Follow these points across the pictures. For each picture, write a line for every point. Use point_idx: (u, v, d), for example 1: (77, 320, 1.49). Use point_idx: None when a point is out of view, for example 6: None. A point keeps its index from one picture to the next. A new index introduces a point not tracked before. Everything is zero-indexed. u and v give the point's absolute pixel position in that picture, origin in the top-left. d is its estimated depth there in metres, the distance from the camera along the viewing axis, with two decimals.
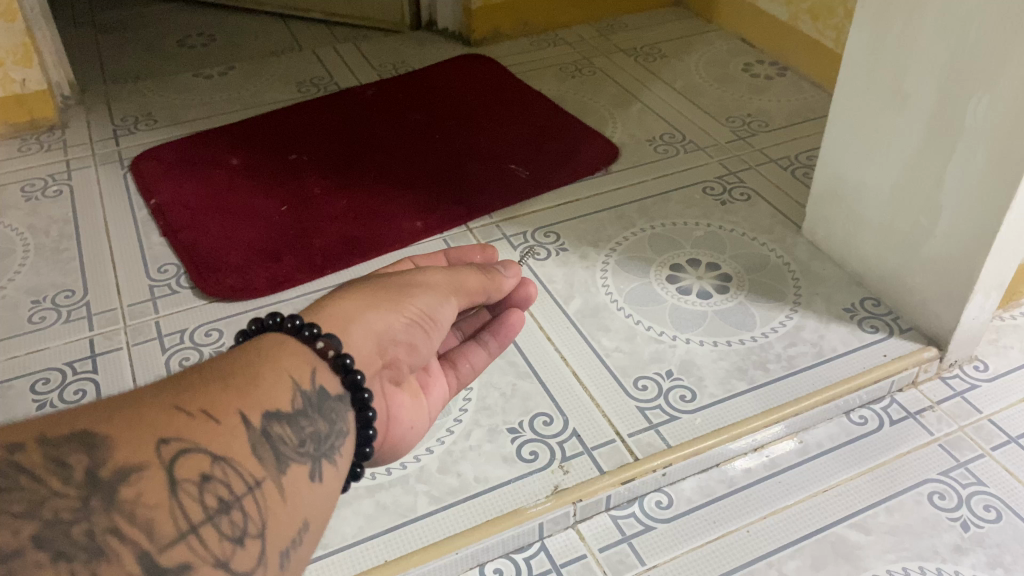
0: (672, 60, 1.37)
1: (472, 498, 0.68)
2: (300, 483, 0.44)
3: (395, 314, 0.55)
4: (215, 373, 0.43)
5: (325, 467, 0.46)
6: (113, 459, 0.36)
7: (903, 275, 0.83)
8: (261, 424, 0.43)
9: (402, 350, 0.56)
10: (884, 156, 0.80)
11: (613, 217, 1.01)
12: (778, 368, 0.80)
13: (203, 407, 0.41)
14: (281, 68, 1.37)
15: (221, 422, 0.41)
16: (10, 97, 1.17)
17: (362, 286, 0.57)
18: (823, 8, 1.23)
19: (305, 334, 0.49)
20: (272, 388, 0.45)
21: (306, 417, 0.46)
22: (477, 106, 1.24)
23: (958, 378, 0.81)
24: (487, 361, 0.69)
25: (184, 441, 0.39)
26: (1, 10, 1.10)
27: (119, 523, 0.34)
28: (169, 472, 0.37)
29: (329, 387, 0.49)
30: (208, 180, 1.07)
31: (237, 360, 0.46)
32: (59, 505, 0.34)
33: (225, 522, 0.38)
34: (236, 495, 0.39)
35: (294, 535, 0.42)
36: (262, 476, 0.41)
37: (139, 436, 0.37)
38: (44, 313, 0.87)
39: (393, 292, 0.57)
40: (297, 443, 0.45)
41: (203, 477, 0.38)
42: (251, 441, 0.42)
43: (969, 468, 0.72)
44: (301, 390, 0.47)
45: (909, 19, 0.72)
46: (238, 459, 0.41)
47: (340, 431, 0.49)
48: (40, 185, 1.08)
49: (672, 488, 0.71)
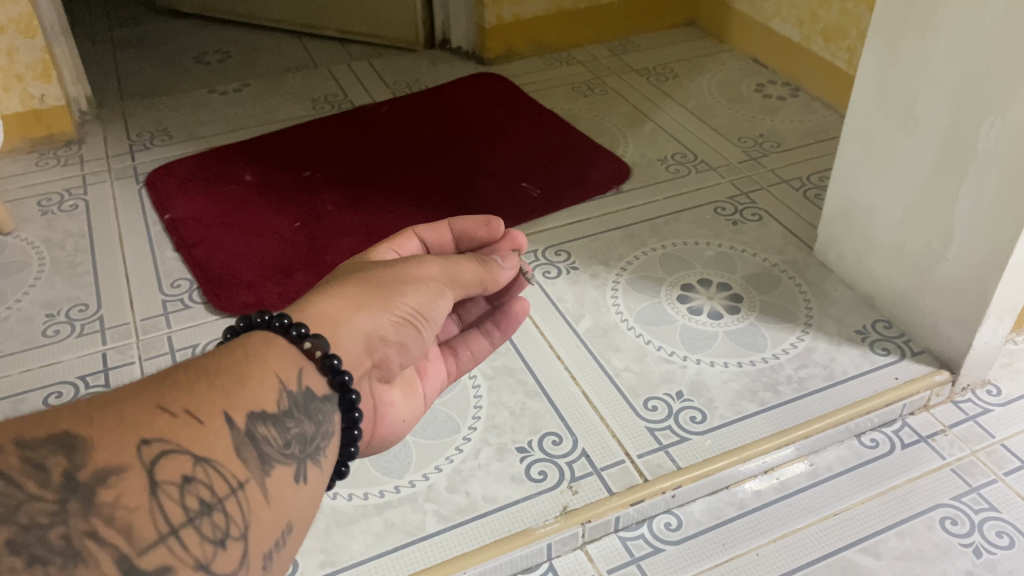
0: (685, 80, 1.37)
1: (478, 518, 0.68)
2: (285, 486, 0.44)
3: (387, 319, 0.55)
4: (200, 369, 0.43)
5: (310, 468, 0.47)
6: (92, 461, 0.36)
7: (914, 298, 0.82)
8: (245, 425, 0.43)
9: (394, 351, 0.56)
10: (895, 179, 0.80)
11: (624, 236, 1.01)
12: (789, 390, 0.79)
13: (187, 407, 0.41)
14: (297, 86, 1.38)
15: (205, 423, 0.41)
16: (29, 113, 1.18)
17: (353, 284, 0.55)
18: (835, 30, 1.24)
19: (292, 334, 0.50)
20: (258, 388, 0.45)
21: (292, 418, 0.47)
22: (489, 124, 1.24)
23: (970, 403, 0.80)
24: (489, 351, 0.69)
25: (166, 442, 0.39)
26: (22, 26, 1.12)
27: (97, 526, 0.35)
28: (150, 475, 0.37)
29: (315, 387, 0.49)
30: (222, 195, 1.08)
31: (223, 358, 0.46)
32: (36, 509, 0.34)
33: (207, 524, 0.38)
34: (219, 497, 0.40)
35: (277, 537, 0.42)
36: (244, 478, 0.42)
37: (120, 439, 0.37)
38: (58, 327, 0.88)
39: (386, 291, 0.56)
40: (282, 444, 0.45)
41: (185, 479, 0.38)
42: (234, 443, 0.42)
43: (981, 494, 0.71)
44: (287, 391, 0.47)
45: (920, 42, 0.73)
46: (222, 461, 0.41)
47: (326, 432, 0.49)
48: (56, 200, 1.09)
49: (681, 510, 0.71)
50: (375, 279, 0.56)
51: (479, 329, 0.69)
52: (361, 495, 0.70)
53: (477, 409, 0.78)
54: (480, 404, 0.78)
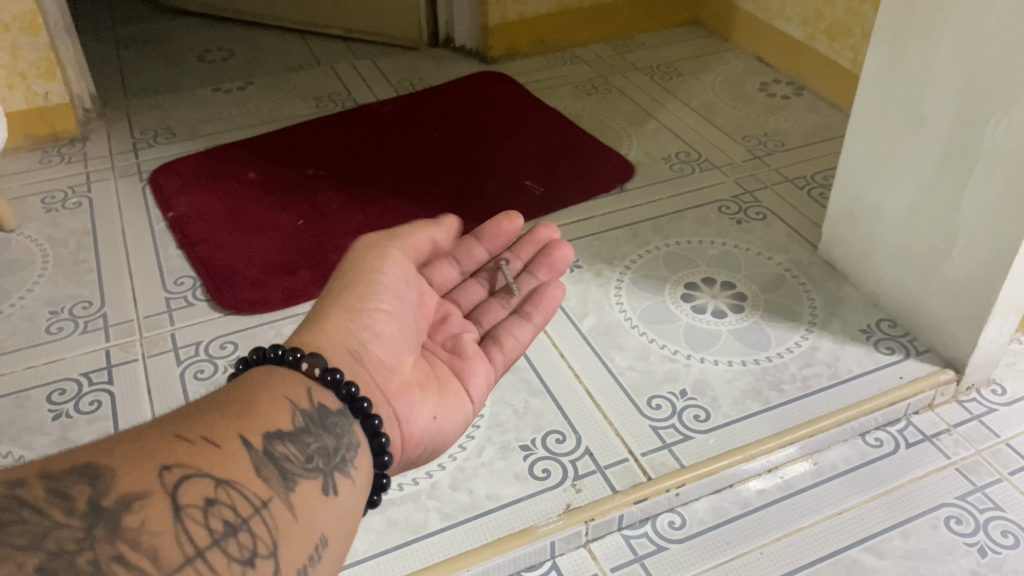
0: (689, 78, 1.37)
1: (482, 515, 0.68)
2: (311, 498, 0.45)
3: (348, 317, 0.58)
4: (212, 403, 0.46)
5: (337, 479, 0.47)
6: (115, 488, 0.37)
7: (919, 297, 0.82)
8: (263, 445, 0.44)
9: (377, 346, 0.58)
10: (899, 177, 0.80)
11: (628, 235, 1.00)
12: (793, 390, 0.79)
13: (202, 433, 0.43)
14: (300, 84, 1.38)
15: (221, 447, 0.42)
16: (33, 111, 1.18)
17: (316, 305, 0.60)
18: (840, 29, 1.23)
19: (289, 359, 0.52)
20: (270, 412, 0.47)
21: (310, 433, 0.48)
22: (493, 122, 1.24)
23: (975, 402, 0.80)
24: (533, 334, 0.69)
25: (186, 468, 0.40)
26: (26, 25, 1.12)
27: (122, 551, 0.35)
28: (173, 498, 0.38)
29: (329, 404, 0.51)
30: (226, 193, 1.08)
31: (234, 392, 0.48)
32: (63, 535, 0.34)
33: (232, 544, 0.39)
34: (244, 517, 0.40)
35: (311, 552, 0.43)
36: (268, 496, 0.43)
37: (141, 466, 0.39)
38: (61, 324, 0.88)
39: (340, 294, 0.59)
40: (303, 460, 0.46)
41: (208, 501, 0.39)
42: (254, 463, 0.43)
43: (986, 493, 0.71)
44: (299, 410, 0.49)
45: (927, 41, 0.72)
46: (242, 481, 0.42)
47: (350, 444, 0.50)
48: (60, 198, 1.09)
49: (684, 509, 0.71)
50: (332, 289, 0.60)
51: (520, 315, 0.69)
52: None
53: (480, 407, 0.78)
54: (484, 402, 0.78)
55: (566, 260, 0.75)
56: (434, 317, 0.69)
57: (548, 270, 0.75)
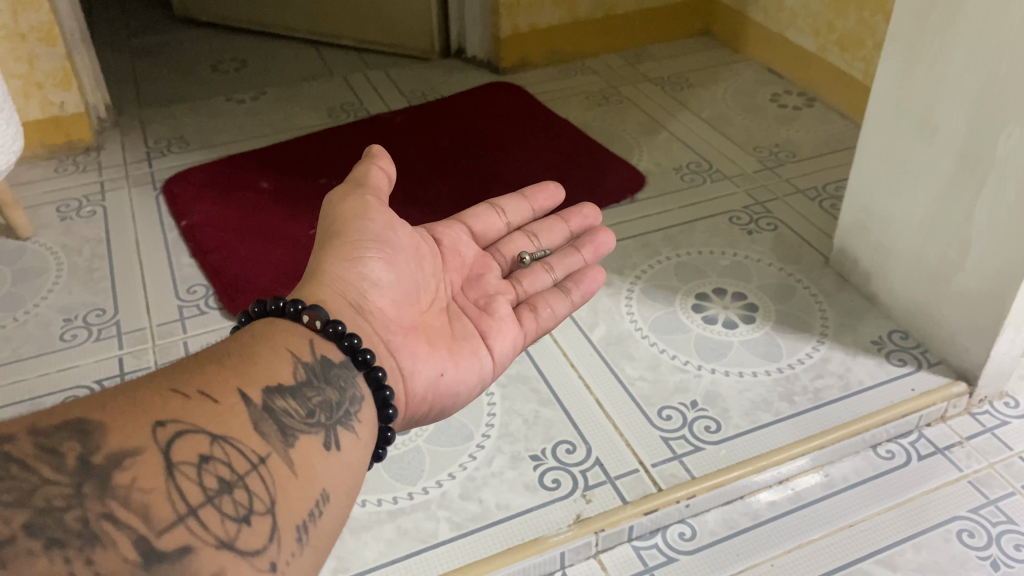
0: (700, 89, 1.37)
1: (493, 525, 0.68)
2: (311, 452, 0.46)
3: (347, 265, 0.58)
4: (211, 358, 0.47)
5: (340, 433, 0.49)
6: (106, 445, 0.37)
7: (931, 308, 0.82)
8: (261, 400, 0.45)
9: (377, 296, 0.59)
10: (912, 188, 0.80)
11: (639, 245, 1.01)
12: (805, 401, 0.79)
13: (200, 388, 0.43)
14: (313, 94, 1.39)
15: (220, 402, 0.43)
16: (48, 120, 1.19)
17: (314, 255, 0.60)
18: (851, 40, 1.23)
19: (289, 311, 0.53)
20: (270, 366, 0.48)
21: (312, 386, 0.49)
22: (505, 132, 1.25)
23: (987, 414, 0.80)
24: (569, 309, 0.69)
25: (182, 423, 0.41)
26: (42, 35, 1.13)
27: (112, 508, 0.35)
28: (166, 456, 0.39)
29: (332, 356, 0.52)
30: (238, 202, 1.09)
31: (233, 345, 0.49)
32: (51, 492, 0.35)
33: (226, 502, 0.39)
34: (239, 473, 0.41)
35: (312, 507, 0.44)
36: (266, 452, 0.43)
37: (134, 423, 0.39)
38: (75, 331, 0.88)
39: (333, 240, 0.59)
40: (303, 414, 0.47)
41: (202, 458, 0.40)
42: (251, 418, 0.44)
43: (999, 506, 0.70)
44: (302, 362, 0.50)
45: (938, 52, 0.73)
46: (239, 437, 0.42)
47: (353, 397, 0.52)
48: (75, 206, 1.10)
49: (695, 520, 0.70)
50: (327, 238, 0.60)
51: (558, 290, 0.70)
52: (375, 501, 0.70)
53: (491, 416, 0.78)
54: (494, 411, 0.78)
55: (608, 245, 0.74)
56: (469, 274, 0.71)
57: (592, 250, 0.74)
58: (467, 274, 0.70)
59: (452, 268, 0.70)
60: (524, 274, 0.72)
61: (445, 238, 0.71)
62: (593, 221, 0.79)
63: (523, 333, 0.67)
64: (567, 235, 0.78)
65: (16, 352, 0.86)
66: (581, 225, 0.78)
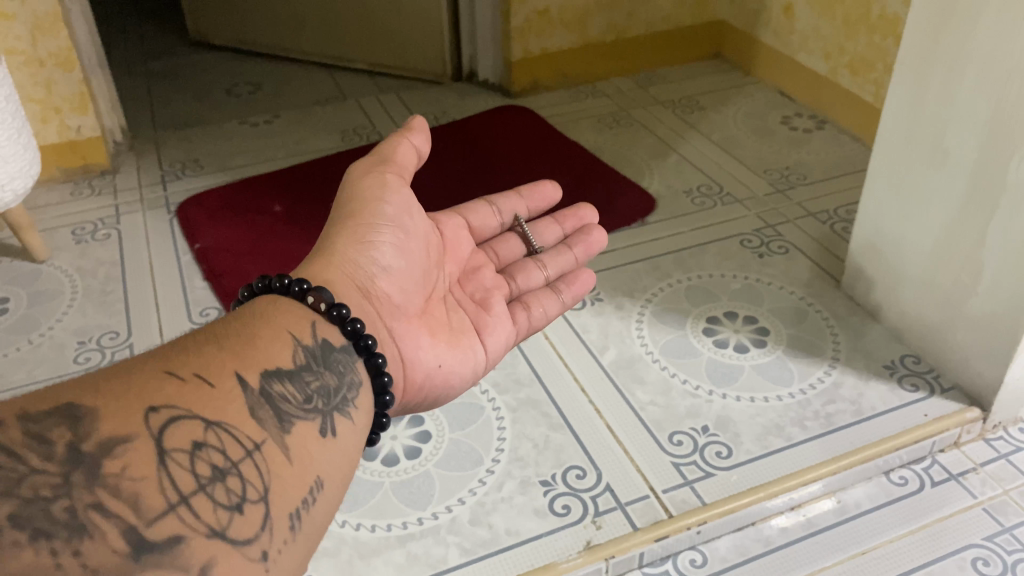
0: (710, 112, 1.38)
1: (500, 551, 0.68)
2: (308, 439, 0.46)
3: (358, 248, 0.58)
4: (209, 338, 0.47)
5: (337, 420, 0.49)
6: (97, 431, 0.38)
7: (945, 332, 0.81)
8: (259, 384, 0.46)
9: (385, 281, 0.59)
10: (923, 212, 0.80)
11: (649, 268, 1.01)
12: (816, 426, 0.78)
13: (196, 371, 0.44)
14: (327, 118, 1.40)
15: (216, 386, 0.44)
16: (65, 144, 1.21)
17: (327, 228, 0.60)
18: (862, 63, 1.24)
19: (294, 291, 0.53)
20: (269, 348, 0.48)
21: (311, 371, 0.50)
22: (516, 155, 1.26)
23: (1002, 440, 0.79)
24: (560, 309, 0.70)
25: (174, 408, 0.41)
26: (61, 60, 1.14)
27: (102, 498, 0.35)
28: (159, 443, 0.39)
29: (332, 340, 0.53)
30: (251, 225, 1.09)
31: (234, 324, 0.49)
32: (40, 482, 0.35)
33: (218, 490, 0.39)
34: (232, 461, 0.41)
35: (305, 495, 0.44)
36: (262, 439, 0.43)
37: (127, 410, 0.39)
38: (88, 354, 0.89)
39: (348, 219, 0.60)
40: (301, 400, 0.48)
41: (195, 446, 0.40)
42: (248, 404, 0.44)
43: (1014, 534, 0.70)
44: (302, 345, 0.50)
45: (949, 76, 0.73)
46: (236, 423, 0.43)
47: (352, 382, 0.52)
48: (90, 229, 1.11)
49: (706, 547, 0.70)
50: (340, 215, 0.60)
51: (549, 289, 0.71)
52: (383, 526, 0.70)
53: (501, 440, 0.78)
54: (504, 436, 0.78)
55: (600, 243, 0.75)
56: (466, 267, 0.71)
57: (584, 248, 0.75)
58: (464, 266, 0.71)
59: (451, 258, 0.69)
60: (515, 270, 0.72)
61: (448, 228, 0.70)
62: (587, 220, 0.78)
63: (515, 330, 0.68)
64: (561, 235, 0.77)
65: (30, 374, 0.86)
66: (574, 226, 0.78)
